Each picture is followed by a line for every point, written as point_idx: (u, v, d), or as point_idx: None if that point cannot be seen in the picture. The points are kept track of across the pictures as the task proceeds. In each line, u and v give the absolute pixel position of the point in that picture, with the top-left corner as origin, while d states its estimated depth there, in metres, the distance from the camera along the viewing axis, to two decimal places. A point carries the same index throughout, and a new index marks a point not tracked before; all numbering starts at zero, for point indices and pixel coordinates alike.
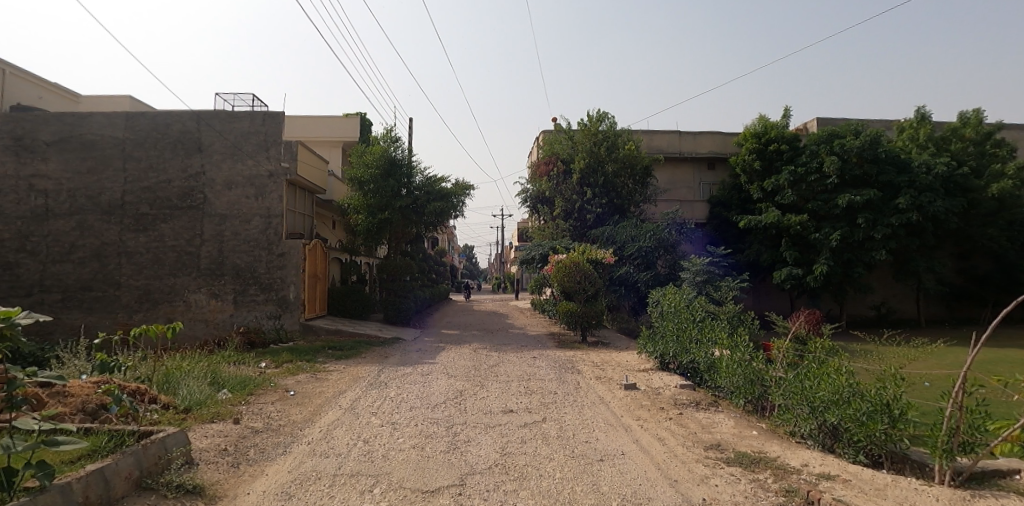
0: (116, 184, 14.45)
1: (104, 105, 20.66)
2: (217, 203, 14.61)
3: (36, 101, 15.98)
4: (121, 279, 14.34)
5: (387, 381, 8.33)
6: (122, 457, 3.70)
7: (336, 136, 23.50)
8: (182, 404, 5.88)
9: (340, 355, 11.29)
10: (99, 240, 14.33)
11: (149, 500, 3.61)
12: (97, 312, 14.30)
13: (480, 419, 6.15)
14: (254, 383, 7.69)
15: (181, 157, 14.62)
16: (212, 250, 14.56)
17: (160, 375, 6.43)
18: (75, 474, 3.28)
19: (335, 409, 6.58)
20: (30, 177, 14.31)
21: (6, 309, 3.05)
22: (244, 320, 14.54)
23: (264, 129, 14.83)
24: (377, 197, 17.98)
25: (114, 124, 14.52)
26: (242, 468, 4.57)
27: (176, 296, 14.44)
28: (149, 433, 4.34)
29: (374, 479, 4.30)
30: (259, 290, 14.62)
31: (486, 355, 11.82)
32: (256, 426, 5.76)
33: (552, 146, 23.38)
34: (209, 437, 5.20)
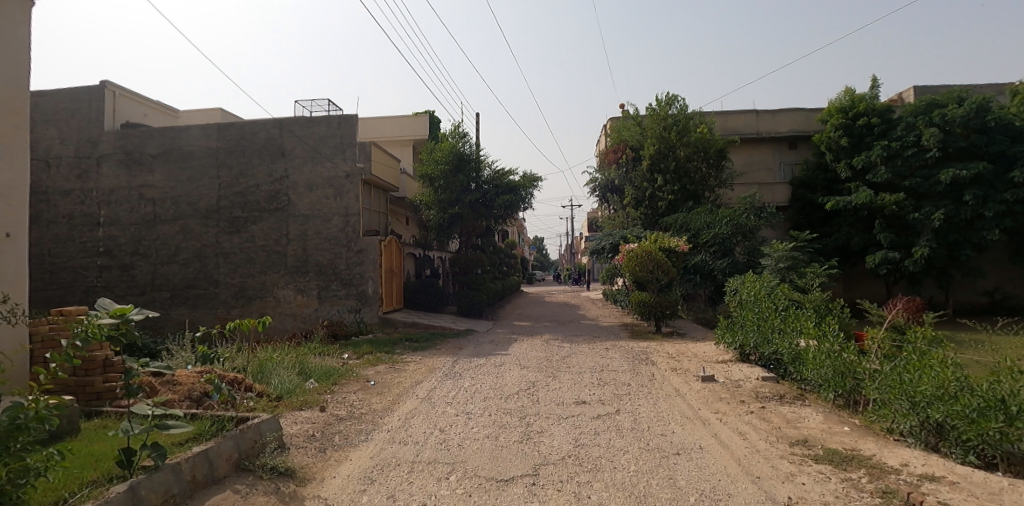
0: (211, 190, 15.71)
1: (199, 119, 22.52)
2: (300, 205, 15.53)
3: (141, 118, 17.55)
4: (220, 277, 15.60)
5: (461, 372, 8.54)
6: (223, 440, 4.09)
7: (405, 135, 24.24)
8: (275, 392, 6.30)
9: (417, 348, 11.67)
10: (199, 243, 15.66)
11: (246, 481, 3.94)
12: (200, 308, 15.63)
13: (555, 411, 6.14)
14: (339, 374, 8.12)
15: (267, 162, 15.64)
16: (297, 249, 15.51)
17: (255, 365, 6.93)
18: (184, 455, 3.77)
19: (413, 399, 6.81)
20: (140, 187, 15.85)
21: (123, 306, 3.55)
22: (327, 314, 15.41)
23: (340, 132, 15.59)
24: (448, 192, 18.46)
25: (208, 135, 15.75)
26: (328, 452, 4.84)
27: (267, 292, 15.52)
28: (245, 418, 4.69)
29: (451, 466, 4.44)
30: (340, 286, 15.42)
31: (559, 346, 11.81)
32: (341, 414, 6.08)
33: (620, 133, 23.06)
34: (299, 423, 5.54)
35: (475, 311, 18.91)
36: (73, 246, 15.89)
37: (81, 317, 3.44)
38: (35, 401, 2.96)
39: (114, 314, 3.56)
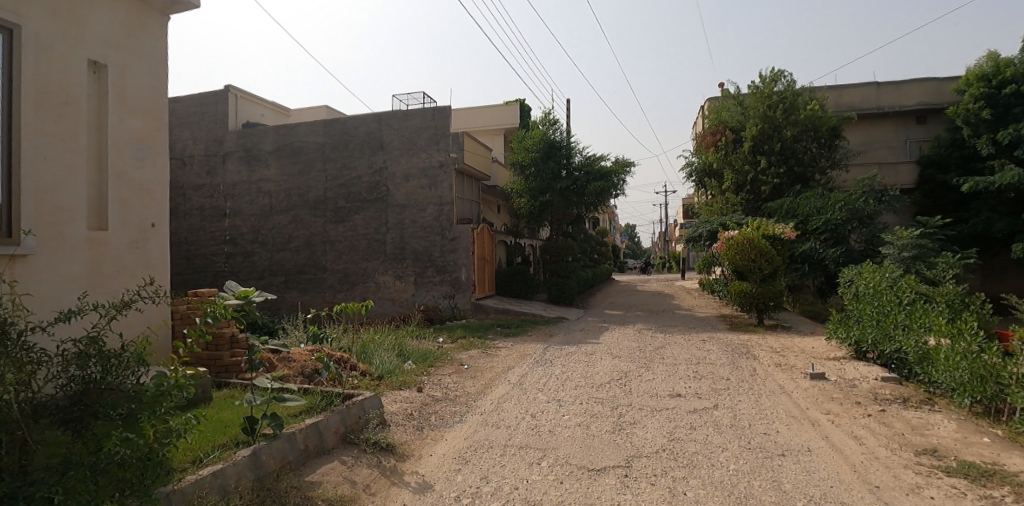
0: (318, 182, 16.93)
1: (307, 117, 24.45)
2: (397, 195, 16.40)
3: (259, 118, 19.30)
4: (327, 263, 16.81)
5: (552, 359, 8.59)
6: (331, 415, 4.43)
7: (495, 124, 24.79)
8: (376, 372, 6.68)
9: (508, 333, 11.94)
10: (308, 231, 16.94)
11: (352, 454, 4.25)
12: (310, 292, 16.94)
13: (647, 402, 6.00)
14: (434, 356, 8.45)
15: (367, 155, 16.64)
16: (396, 237, 16.39)
17: (359, 346, 7.41)
18: (298, 425, 4.14)
19: (505, 384, 6.95)
20: (259, 181, 17.40)
21: (245, 288, 3.85)
22: (424, 299, 16.21)
23: (434, 123, 16.27)
24: (538, 180, 18.49)
25: (316, 132, 16.98)
26: (425, 432, 5.05)
27: (369, 278, 16.55)
28: (351, 395, 5.02)
29: (542, 452, 4.47)
30: (435, 272, 16.15)
31: (651, 336, 11.53)
32: (437, 395, 6.30)
33: (718, 114, 21.33)
34: (399, 402, 5.82)
35: (567, 298, 18.85)
36: (204, 235, 17.78)
37: (213, 298, 3.80)
38: (175, 373, 3.47)
39: (239, 296, 3.89)
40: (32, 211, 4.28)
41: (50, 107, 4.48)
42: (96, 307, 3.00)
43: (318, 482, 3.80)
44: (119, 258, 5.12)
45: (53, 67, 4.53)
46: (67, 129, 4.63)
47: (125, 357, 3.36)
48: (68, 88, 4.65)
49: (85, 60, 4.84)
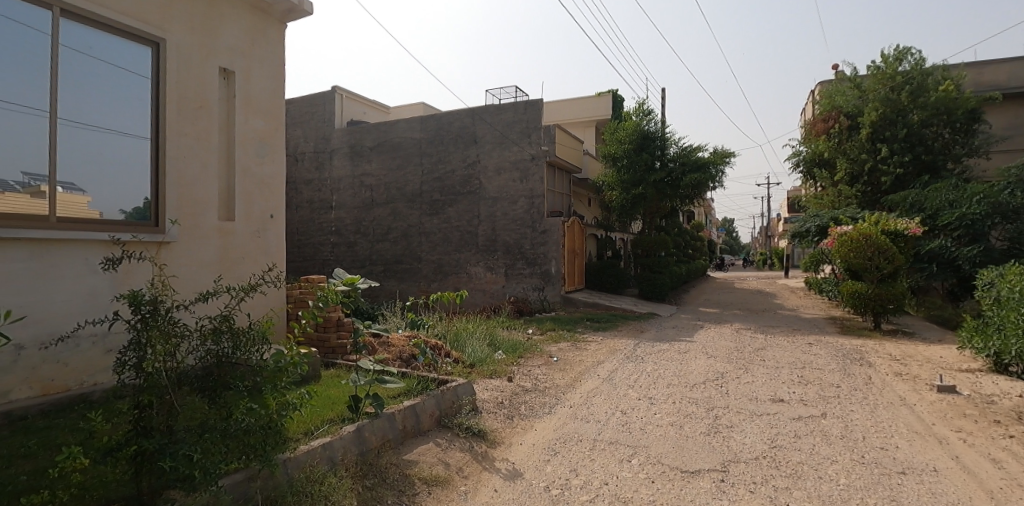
0: (415, 176, 17.56)
1: (405, 115, 25.42)
2: (490, 188, 16.70)
3: (361, 115, 20.41)
4: (423, 254, 17.40)
5: (643, 355, 8.46)
6: (426, 398, 4.64)
7: (584, 117, 24.44)
8: (468, 360, 6.85)
9: (598, 327, 11.87)
10: (405, 223, 17.64)
11: (445, 437, 4.44)
12: (406, 281, 17.59)
13: (746, 405, 5.70)
14: (524, 348, 8.51)
15: (461, 149, 17.06)
16: (487, 229, 16.70)
17: (452, 333, 7.53)
18: (397, 406, 4.42)
19: (595, 378, 6.86)
20: (361, 176, 18.22)
21: (352, 276, 4.02)
22: (514, 291, 16.46)
23: (526, 117, 16.38)
24: (631, 172, 17.91)
25: (413, 128, 17.57)
26: (515, 420, 5.13)
27: (461, 269, 17.00)
28: (445, 381, 5.22)
29: (633, 450, 4.40)
30: (525, 264, 16.34)
31: (750, 336, 11.05)
32: (527, 386, 6.33)
33: (831, 99, 19.74)
34: (490, 390, 5.92)
35: (658, 295, 18.21)
36: (313, 226, 18.92)
37: (325, 284, 4.05)
38: (291, 351, 3.75)
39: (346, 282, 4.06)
40: (173, 202, 4.88)
41: (188, 110, 5.07)
42: (227, 290, 3.35)
43: (414, 461, 4.06)
44: (244, 246, 5.65)
45: (191, 75, 5.12)
46: (201, 129, 5.21)
47: (252, 335, 3.55)
48: (202, 93, 5.22)
49: (217, 67, 5.39)
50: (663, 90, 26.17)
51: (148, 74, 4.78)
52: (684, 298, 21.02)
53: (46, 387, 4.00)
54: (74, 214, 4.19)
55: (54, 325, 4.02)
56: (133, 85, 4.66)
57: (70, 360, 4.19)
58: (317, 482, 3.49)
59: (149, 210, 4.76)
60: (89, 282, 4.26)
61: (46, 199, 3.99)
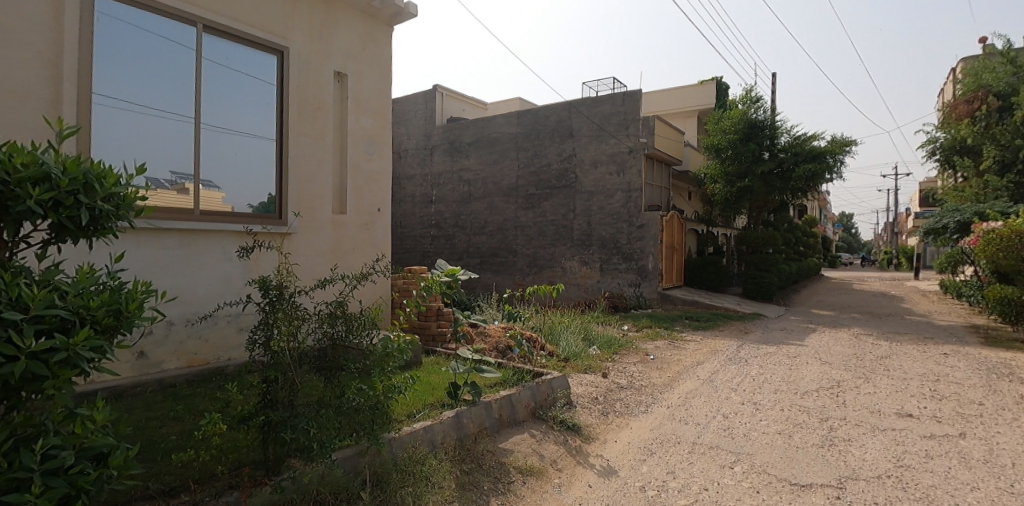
0: (511, 170, 17.15)
1: (502, 110, 24.69)
2: (585, 182, 15.86)
3: (461, 113, 20.47)
4: (518, 247, 16.94)
5: (747, 358, 8.01)
6: (521, 390, 4.70)
7: (690, 107, 22.49)
8: (563, 353, 6.77)
9: (697, 326, 11.25)
10: (502, 217, 17.27)
11: (540, 429, 4.50)
12: (502, 273, 17.31)
13: (867, 418, 5.20)
14: (619, 343, 8.25)
15: (556, 143, 16.37)
16: (583, 224, 15.86)
17: (546, 326, 7.57)
18: (494, 396, 4.53)
19: (693, 379, 6.59)
20: (460, 171, 18.18)
21: (453, 267, 4.12)
22: (609, 286, 15.47)
23: (624, 109, 15.36)
24: (736, 163, 16.67)
25: (510, 123, 17.21)
26: (610, 417, 5.05)
27: (555, 263, 16.32)
28: (540, 373, 5.26)
29: (736, 456, 4.18)
30: (621, 260, 15.33)
31: (872, 343, 10.01)
32: (622, 382, 6.16)
33: (977, 77, 17.87)
34: (585, 385, 5.83)
35: (764, 294, 16.98)
36: (415, 220, 19.11)
37: (428, 274, 4.16)
38: (398, 337, 3.90)
39: (447, 274, 4.21)
40: (294, 196, 5.35)
41: (307, 112, 5.52)
42: (342, 277, 3.58)
43: (510, 450, 4.15)
44: (354, 238, 6.01)
45: (309, 79, 5.56)
46: (318, 129, 5.64)
47: (362, 320, 3.77)
48: (319, 96, 5.66)
49: (332, 71, 5.81)
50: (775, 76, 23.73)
51: (274, 80, 5.29)
52: (795, 299, 19.18)
53: (191, 360, 4.57)
54: (213, 208, 4.71)
55: (198, 305, 4.58)
56: (260, 90, 5.16)
57: (209, 336, 4.73)
58: (419, 463, 3.64)
59: (273, 205, 5.24)
60: (224, 268, 4.76)
61: (190, 195, 4.54)
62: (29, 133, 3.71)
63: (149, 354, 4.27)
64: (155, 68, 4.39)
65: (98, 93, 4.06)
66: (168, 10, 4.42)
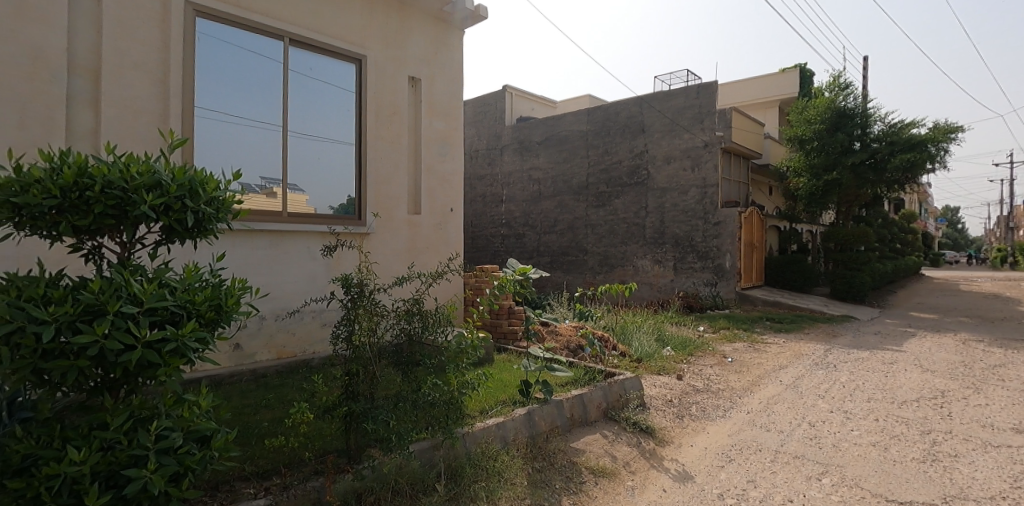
0: (581, 169, 16.90)
1: (571, 108, 24.22)
2: (658, 178, 15.25)
3: (530, 112, 20.33)
4: (589, 246, 16.64)
5: (836, 364, 7.51)
6: (593, 390, 4.67)
7: (769, 97, 21.24)
8: (635, 354, 6.63)
9: (779, 328, 10.66)
10: (573, 215, 17.04)
11: (613, 430, 4.45)
12: (573, 272, 17.04)
13: (978, 433, 4.70)
14: (694, 345, 7.98)
15: (628, 139, 15.90)
16: (655, 221, 15.28)
17: (618, 325, 7.46)
18: (565, 395, 4.53)
19: (776, 384, 6.27)
20: (530, 170, 18.14)
21: (524, 266, 4.15)
22: (683, 286, 14.82)
23: (699, 102, 14.57)
24: (823, 155, 15.53)
25: (580, 120, 16.96)
26: (685, 420, 4.90)
27: (628, 262, 15.86)
28: (612, 373, 5.20)
29: (823, 467, 3.94)
30: (696, 258, 14.58)
31: (984, 351, 9.04)
32: (698, 385, 5.94)
33: None
34: (658, 387, 5.69)
35: (854, 295, 15.81)
36: (486, 219, 19.34)
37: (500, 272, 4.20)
38: (471, 334, 3.98)
39: (518, 273, 4.19)
40: (372, 197, 5.60)
41: (383, 116, 5.75)
42: (418, 275, 3.65)
43: (582, 450, 4.12)
44: (428, 237, 6.19)
45: (385, 84, 5.79)
46: (394, 132, 5.86)
47: (438, 317, 3.84)
48: (395, 100, 5.88)
49: (406, 76, 6.01)
50: (865, 59, 21.97)
51: (353, 87, 5.54)
52: (890, 301, 17.60)
53: (280, 352, 4.90)
54: (300, 210, 5.06)
55: (286, 301, 4.91)
56: (339, 96, 5.41)
57: (297, 330, 5.05)
58: (491, 458, 3.70)
59: (352, 206, 5.49)
60: (310, 266, 5.08)
61: (279, 198, 4.87)
62: (143, 144, 4.17)
63: (244, 346, 4.62)
64: (245, 80, 4.74)
65: (200, 107, 4.47)
66: (255, 26, 4.76)
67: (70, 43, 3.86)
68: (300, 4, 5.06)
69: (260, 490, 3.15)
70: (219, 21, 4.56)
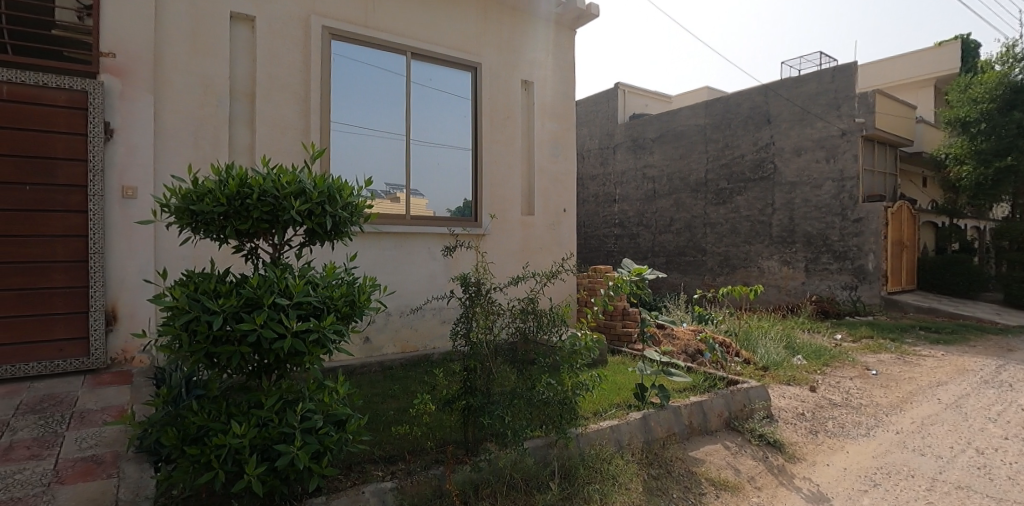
0: (699, 164, 15.34)
1: (686, 101, 22.26)
2: (787, 171, 13.48)
3: (643, 108, 18.88)
4: (707, 245, 15.08)
5: (1012, 384, 6.43)
6: (715, 397, 4.47)
7: (914, 77, 18.93)
8: (761, 362, 6.16)
9: (938, 341, 9.20)
10: (689, 214, 15.57)
11: (737, 442, 4.21)
12: (689, 274, 15.62)
13: None
14: (830, 354, 7.25)
15: (750, 132, 14.27)
16: (783, 219, 13.51)
17: (742, 331, 6.81)
18: (683, 401, 4.38)
19: (931, 403, 5.50)
20: (644, 167, 16.92)
21: (639, 267, 4.06)
22: (816, 289, 13.00)
23: (834, 86, 12.83)
24: (994, 138, 13.30)
25: (697, 113, 15.47)
26: (820, 437, 4.49)
27: (751, 262, 14.13)
28: (735, 381, 4.90)
29: (995, 503, 3.40)
30: (832, 259, 12.75)
31: None
32: (835, 399, 5.40)
33: None
34: (788, 398, 5.24)
35: None
36: (598, 219, 18.47)
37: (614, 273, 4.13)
38: (585, 335, 3.95)
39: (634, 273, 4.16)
40: (488, 199, 5.80)
41: (499, 120, 5.94)
42: (534, 275, 3.67)
43: (702, 460, 3.94)
44: (542, 237, 6.30)
45: (500, 90, 5.98)
46: (509, 135, 6.02)
47: (553, 317, 3.84)
48: (509, 104, 6.04)
49: (519, 80, 6.15)
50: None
51: (469, 94, 5.79)
52: None
53: (404, 346, 5.27)
54: (421, 214, 5.38)
55: (409, 298, 5.28)
56: (455, 103, 5.68)
57: (418, 326, 5.40)
58: (605, 461, 3.66)
59: (468, 208, 5.73)
60: (430, 266, 5.40)
61: (402, 203, 5.24)
62: (288, 157, 4.73)
63: (373, 339, 5.06)
64: (372, 93, 5.13)
65: (337, 122, 4.95)
66: (382, 43, 5.16)
67: (232, 72, 4.56)
68: (421, 19, 5.40)
69: (388, 473, 3.37)
70: (348, 41, 5.00)
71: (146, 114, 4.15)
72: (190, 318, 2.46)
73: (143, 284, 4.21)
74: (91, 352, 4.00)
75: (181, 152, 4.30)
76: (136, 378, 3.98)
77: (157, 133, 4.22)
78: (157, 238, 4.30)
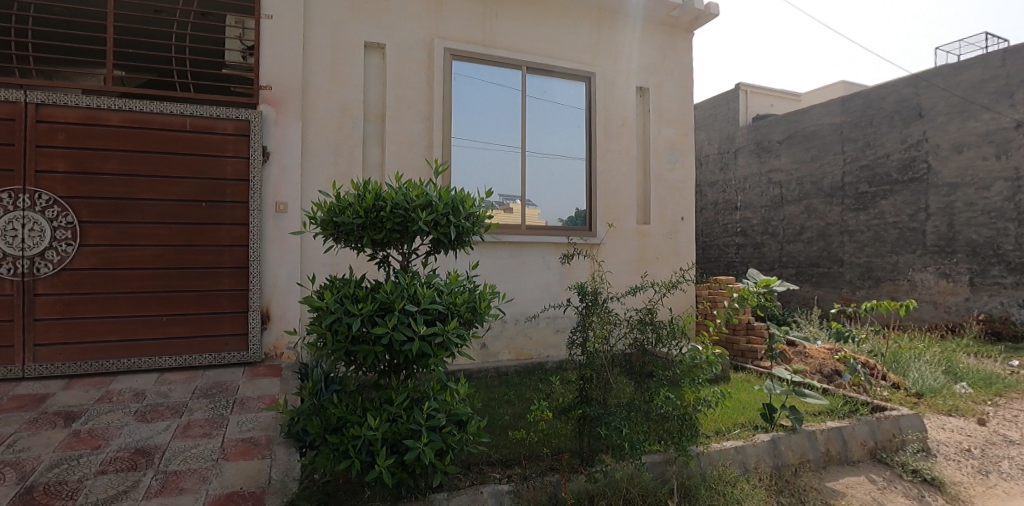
0: (835, 166, 12.42)
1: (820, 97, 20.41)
2: (943, 171, 10.39)
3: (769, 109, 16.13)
4: (844, 255, 12.15)
5: None
6: (858, 423, 4.09)
7: None
8: (913, 387, 5.47)
9: None
10: (824, 219, 12.60)
11: (884, 476, 3.81)
12: (822, 287, 12.61)
13: None
14: (1005, 383, 6.18)
15: (896, 128, 11.25)
16: (941, 225, 10.39)
17: (889, 352, 6.12)
18: (819, 425, 4.06)
19: None
20: (769, 172, 14.09)
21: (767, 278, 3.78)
22: (985, 307, 9.76)
23: (1007, 71, 9.75)
24: None
25: (831, 111, 12.62)
26: (993, 478, 3.88)
27: (900, 274, 11.12)
28: (882, 407, 4.43)
29: None
30: (1005, 271, 9.48)
31: None
32: (1013, 436, 4.64)
33: None
34: (950, 431, 4.59)
35: None
36: (718, 227, 15.79)
37: (739, 284, 3.91)
38: (706, 349, 3.77)
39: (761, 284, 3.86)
40: (602, 209, 5.81)
41: (613, 129, 5.93)
42: (653, 285, 3.58)
43: (842, 492, 3.59)
44: (659, 247, 6.16)
45: (614, 100, 5.96)
46: (623, 144, 5.98)
47: (674, 329, 3.71)
48: (623, 113, 6.01)
49: (633, 87, 6.10)
50: None
51: (583, 105, 5.87)
52: None
53: (519, 354, 5.44)
54: (535, 224, 5.55)
55: (525, 307, 5.44)
56: (568, 114, 5.79)
57: (533, 334, 5.52)
58: (729, 484, 3.45)
59: (580, 218, 5.79)
60: (545, 275, 5.52)
61: (517, 213, 5.45)
62: (415, 172, 5.11)
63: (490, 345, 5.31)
64: (490, 109, 5.42)
65: (457, 137, 5.25)
66: (498, 59, 5.41)
67: (366, 95, 5.01)
68: (535, 33, 5.57)
69: (505, 476, 3.46)
70: (465, 60, 5.30)
71: (294, 136, 4.70)
72: (333, 319, 2.72)
73: (293, 288, 4.74)
74: (250, 347, 4.58)
75: (324, 170, 4.81)
76: (284, 371, 4.46)
77: (303, 153, 4.76)
78: (304, 247, 4.80)
